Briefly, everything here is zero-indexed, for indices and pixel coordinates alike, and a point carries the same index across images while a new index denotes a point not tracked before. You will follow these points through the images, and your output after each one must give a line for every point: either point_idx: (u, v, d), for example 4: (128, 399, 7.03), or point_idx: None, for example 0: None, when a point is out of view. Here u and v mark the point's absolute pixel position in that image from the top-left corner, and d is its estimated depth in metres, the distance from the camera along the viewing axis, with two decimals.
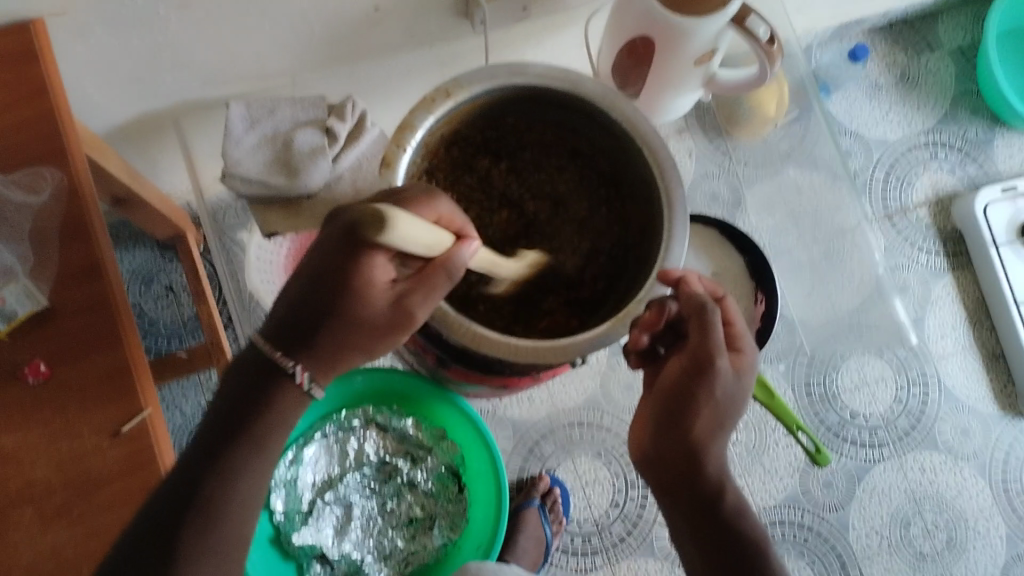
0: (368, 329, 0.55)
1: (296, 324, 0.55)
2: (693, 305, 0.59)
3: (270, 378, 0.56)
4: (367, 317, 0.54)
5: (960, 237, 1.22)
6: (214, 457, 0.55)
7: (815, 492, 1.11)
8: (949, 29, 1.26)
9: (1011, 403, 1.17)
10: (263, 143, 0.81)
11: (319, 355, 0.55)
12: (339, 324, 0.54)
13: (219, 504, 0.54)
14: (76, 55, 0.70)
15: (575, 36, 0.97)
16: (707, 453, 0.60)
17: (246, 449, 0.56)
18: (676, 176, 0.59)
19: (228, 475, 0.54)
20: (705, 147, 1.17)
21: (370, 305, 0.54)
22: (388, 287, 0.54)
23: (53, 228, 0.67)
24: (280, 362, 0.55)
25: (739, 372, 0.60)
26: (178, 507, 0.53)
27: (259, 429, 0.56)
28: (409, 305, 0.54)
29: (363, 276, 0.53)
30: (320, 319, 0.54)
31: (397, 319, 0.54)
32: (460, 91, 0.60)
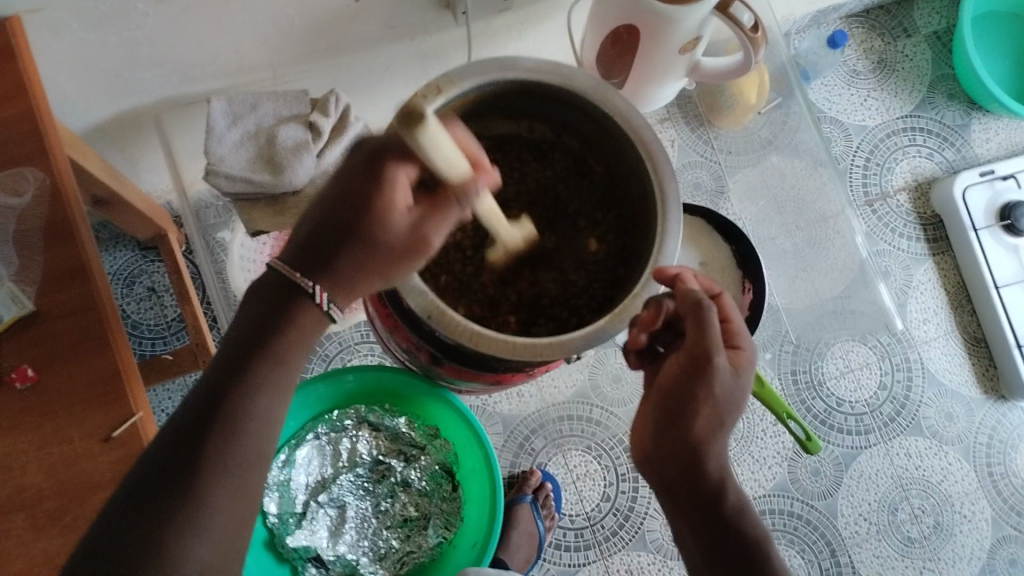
0: (388, 257, 0.53)
1: (310, 243, 0.53)
2: (689, 303, 0.58)
3: (290, 296, 0.54)
4: (384, 242, 0.52)
5: (940, 222, 1.22)
6: (233, 379, 0.53)
7: (803, 479, 1.12)
8: (925, 14, 1.27)
9: (993, 386, 1.18)
10: (245, 139, 0.80)
11: (337, 281, 0.53)
12: (357, 246, 0.52)
13: (242, 427, 0.52)
14: (52, 52, 0.68)
15: (557, 25, 0.96)
16: (708, 450, 0.59)
17: (267, 367, 0.54)
18: (671, 171, 0.59)
19: (250, 392, 0.53)
20: (688, 136, 1.17)
21: (388, 228, 0.52)
22: (406, 213, 0.52)
23: (36, 231, 0.65)
24: (300, 281, 0.53)
25: (737, 372, 0.59)
26: (197, 429, 0.51)
27: (278, 346, 0.54)
28: (426, 226, 0.53)
29: (380, 198, 0.51)
30: (343, 246, 0.52)
31: (414, 244, 0.53)
32: (452, 86, 0.58)
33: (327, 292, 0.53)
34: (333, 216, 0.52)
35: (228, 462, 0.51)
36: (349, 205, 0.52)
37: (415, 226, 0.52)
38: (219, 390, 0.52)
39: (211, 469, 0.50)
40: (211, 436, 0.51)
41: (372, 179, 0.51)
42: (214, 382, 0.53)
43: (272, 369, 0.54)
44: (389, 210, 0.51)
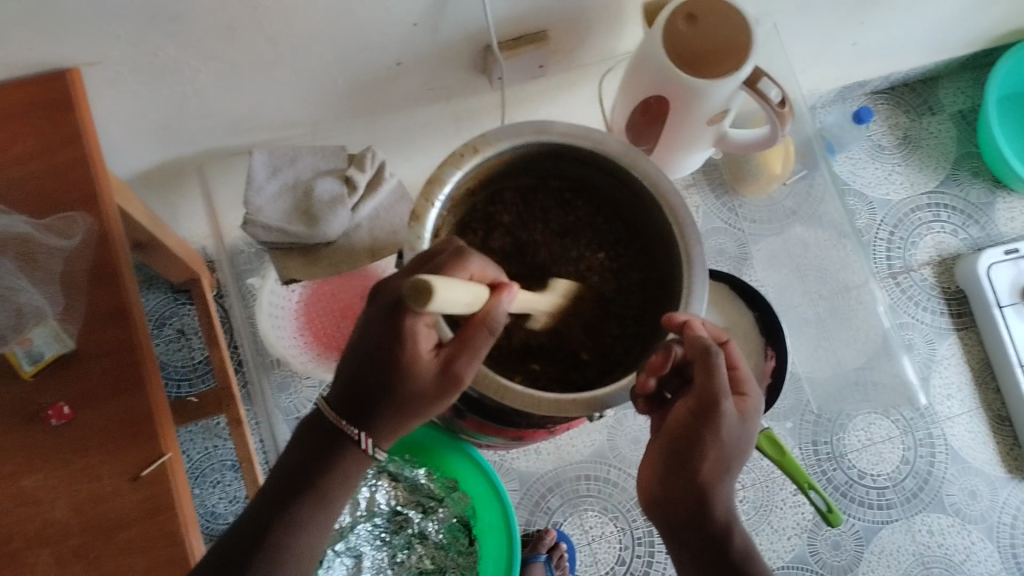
0: (423, 398, 0.56)
1: (349, 393, 0.57)
2: (697, 349, 0.57)
3: (334, 442, 0.58)
4: (415, 386, 0.55)
5: (964, 297, 1.22)
6: (278, 511, 0.57)
7: (823, 552, 1.10)
8: (949, 93, 1.29)
9: (1016, 465, 1.17)
10: (284, 190, 0.83)
11: (375, 420, 0.57)
12: (392, 398, 0.56)
13: (284, 556, 0.57)
14: (107, 102, 0.72)
15: (588, 93, 0.99)
16: (715, 495, 0.58)
17: (312, 504, 0.58)
18: (697, 234, 0.61)
19: (291, 528, 0.57)
20: (713, 203, 1.19)
21: (416, 375, 0.55)
22: (432, 357, 0.55)
23: (82, 272, 0.68)
24: (344, 427, 0.57)
25: (743, 417, 0.59)
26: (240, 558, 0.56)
27: (323, 485, 0.58)
28: (455, 366, 0.54)
29: (404, 350, 0.54)
30: (376, 389, 0.56)
31: (448, 382, 0.55)
32: (487, 148, 0.61)
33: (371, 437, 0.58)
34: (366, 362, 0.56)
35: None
36: (375, 357, 0.55)
37: (443, 368, 0.55)
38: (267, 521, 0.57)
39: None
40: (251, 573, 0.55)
41: (395, 338, 0.54)
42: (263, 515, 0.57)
43: (316, 502, 0.58)
44: (417, 362, 0.55)
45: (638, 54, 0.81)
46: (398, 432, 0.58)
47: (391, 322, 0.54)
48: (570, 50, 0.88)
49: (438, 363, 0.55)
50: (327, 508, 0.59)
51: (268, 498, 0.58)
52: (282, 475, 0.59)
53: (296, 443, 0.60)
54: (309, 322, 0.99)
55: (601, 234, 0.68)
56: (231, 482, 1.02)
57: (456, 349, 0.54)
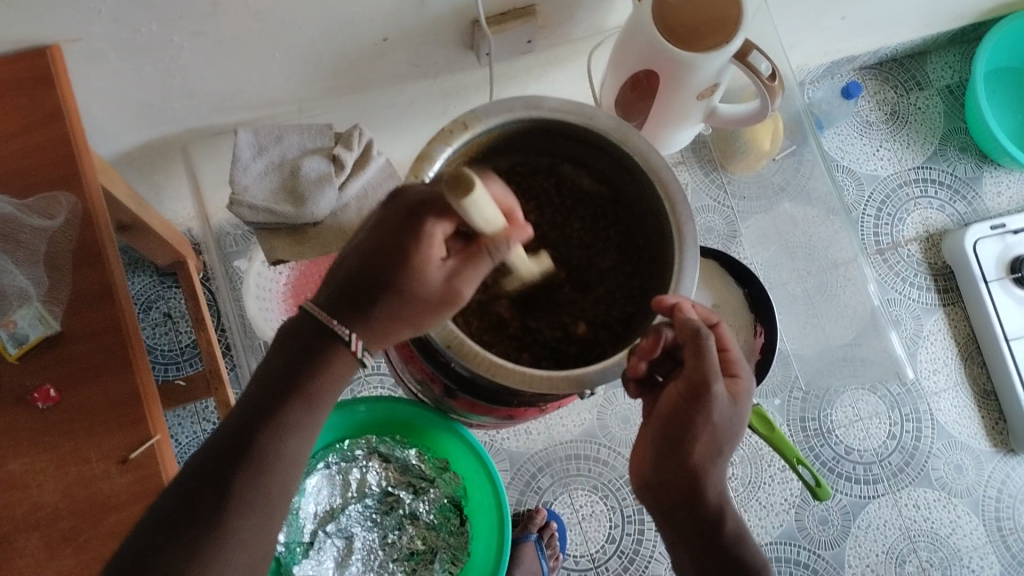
0: (418, 304, 0.53)
1: (347, 293, 0.54)
2: (688, 332, 0.57)
3: (320, 342, 0.54)
4: (421, 291, 0.53)
5: (951, 273, 1.23)
6: (262, 412, 0.54)
7: (811, 528, 1.11)
8: (937, 68, 1.29)
9: (1001, 439, 1.18)
10: (270, 170, 0.82)
11: (371, 326, 0.54)
12: (392, 298, 0.53)
13: (269, 464, 0.53)
14: (88, 80, 0.70)
15: (578, 68, 0.98)
16: (708, 477, 0.58)
17: (296, 406, 0.54)
18: (689, 210, 0.60)
19: (277, 428, 0.53)
20: (702, 180, 1.18)
21: (424, 280, 0.53)
22: (441, 264, 0.53)
23: (66, 252, 0.67)
24: (333, 327, 0.54)
25: (734, 399, 0.59)
26: (221, 466, 0.52)
27: (308, 383, 0.54)
28: (457, 282, 0.54)
29: (418, 251, 0.52)
30: (373, 289, 0.53)
31: (447, 295, 0.54)
32: (477, 123, 0.60)
33: (364, 340, 0.54)
34: (371, 261, 0.53)
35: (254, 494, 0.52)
36: (381, 258, 0.53)
37: (449, 279, 0.53)
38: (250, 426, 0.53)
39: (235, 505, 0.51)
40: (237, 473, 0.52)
41: (408, 234, 0.53)
42: (244, 419, 0.53)
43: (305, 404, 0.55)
44: (426, 264, 0.53)
45: (627, 29, 0.80)
46: (387, 338, 0.55)
47: (409, 225, 0.53)
48: (559, 25, 0.87)
49: (443, 271, 0.53)
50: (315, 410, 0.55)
51: (246, 404, 0.54)
52: (262, 378, 0.55)
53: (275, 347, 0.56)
54: (296, 304, 0.98)
55: (607, 242, 0.67)
56: None
57: (461, 261, 0.54)
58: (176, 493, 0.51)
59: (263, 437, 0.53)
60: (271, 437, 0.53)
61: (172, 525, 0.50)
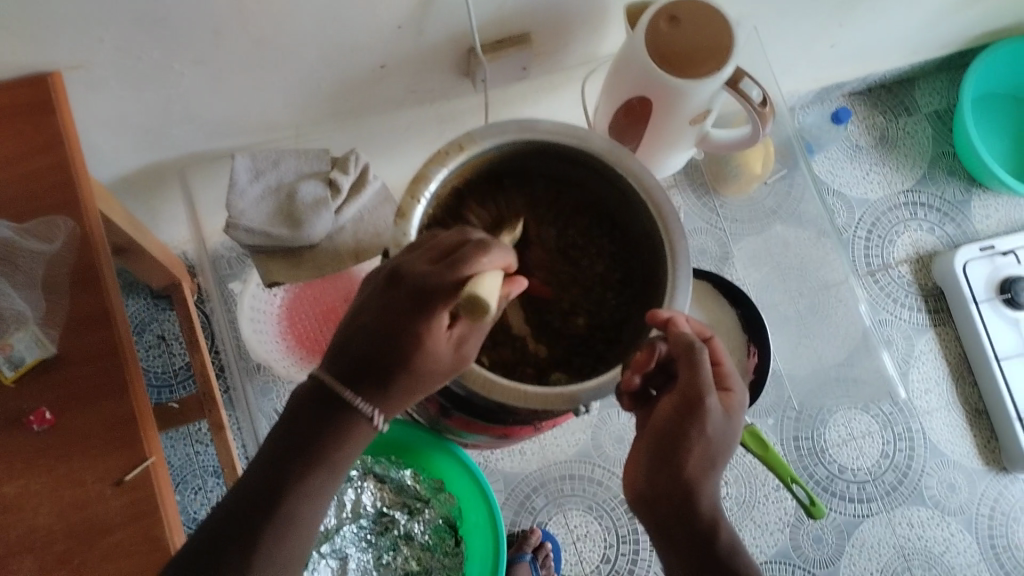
0: (432, 377, 0.54)
1: (356, 367, 0.54)
2: (681, 345, 0.58)
3: (339, 407, 0.54)
4: (432, 365, 0.54)
5: (941, 294, 1.24)
6: (282, 482, 0.54)
7: (806, 548, 1.11)
8: (926, 94, 1.31)
9: (995, 458, 1.18)
10: (267, 194, 0.82)
11: (384, 397, 0.54)
12: (405, 374, 0.53)
13: (289, 531, 0.53)
14: (88, 106, 0.71)
15: (571, 95, 1.00)
16: (702, 490, 0.58)
17: (316, 476, 0.55)
18: (682, 230, 0.61)
19: (298, 497, 0.54)
20: (694, 204, 1.21)
21: (436, 353, 0.53)
22: (448, 336, 0.54)
23: (63, 277, 0.67)
24: (352, 401, 0.54)
25: (727, 412, 0.60)
26: (239, 532, 0.53)
27: (328, 452, 0.55)
28: (465, 348, 0.54)
29: (428, 330, 0.52)
30: (386, 365, 0.53)
31: (456, 363, 0.54)
32: (473, 145, 0.62)
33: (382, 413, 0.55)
34: (385, 339, 0.53)
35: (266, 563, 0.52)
36: (393, 340, 0.53)
37: (457, 349, 0.54)
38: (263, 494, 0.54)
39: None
40: (256, 544, 0.52)
41: (420, 320, 0.52)
42: (259, 487, 0.54)
43: (323, 473, 0.55)
44: (436, 343, 0.53)
45: (620, 57, 0.82)
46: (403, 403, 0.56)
47: (422, 307, 0.52)
48: (552, 53, 0.88)
49: (451, 344, 0.54)
50: (332, 477, 0.56)
51: (262, 469, 0.55)
52: (277, 441, 0.55)
53: (296, 411, 0.56)
54: (291, 325, 0.99)
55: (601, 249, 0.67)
56: (213, 489, 1.01)
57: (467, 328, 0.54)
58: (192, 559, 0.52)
59: (285, 502, 0.53)
60: (293, 504, 0.54)
61: None
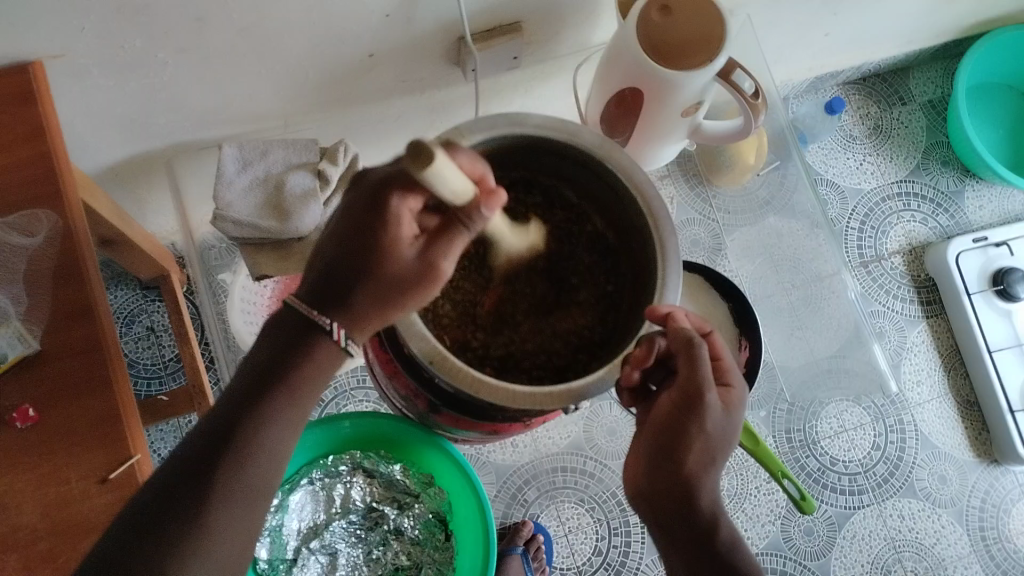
0: (395, 283, 0.52)
1: (319, 284, 0.53)
2: (681, 341, 0.57)
3: (301, 332, 0.53)
4: (396, 273, 0.52)
5: (934, 285, 1.24)
6: (247, 407, 0.53)
7: (797, 539, 1.11)
8: (920, 83, 1.30)
9: (985, 450, 1.19)
10: (254, 186, 0.81)
11: (347, 310, 0.53)
12: (368, 278, 0.52)
13: (249, 455, 0.53)
14: (71, 96, 0.70)
15: (562, 84, 0.99)
16: (701, 487, 0.59)
17: (278, 401, 0.54)
18: (672, 226, 0.60)
19: (260, 424, 0.53)
20: (687, 194, 1.19)
21: (399, 257, 0.51)
22: (412, 242, 0.52)
23: (46, 270, 0.67)
24: (314, 317, 0.53)
25: (726, 408, 0.59)
26: (205, 457, 0.52)
27: (290, 377, 0.54)
28: (433, 256, 0.52)
29: (387, 227, 0.51)
30: (346, 268, 0.52)
31: (425, 272, 0.52)
32: (461, 140, 0.60)
33: (345, 328, 0.53)
34: (349, 246, 0.52)
35: (219, 517, 0.51)
36: (356, 241, 0.52)
37: (424, 254, 0.52)
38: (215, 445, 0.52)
39: (212, 509, 0.51)
40: (219, 471, 0.52)
41: (375, 214, 0.51)
42: (225, 413, 0.53)
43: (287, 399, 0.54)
44: (396, 241, 0.51)
45: (612, 47, 0.81)
46: (372, 326, 0.54)
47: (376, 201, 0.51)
48: (544, 41, 0.87)
49: (416, 247, 0.52)
50: (297, 403, 0.55)
51: (231, 397, 0.54)
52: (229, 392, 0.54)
53: (263, 337, 0.55)
54: None
55: (592, 270, 0.67)
56: None
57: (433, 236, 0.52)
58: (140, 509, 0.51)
59: (248, 427, 0.53)
60: (258, 430, 0.53)
61: (157, 516, 0.50)
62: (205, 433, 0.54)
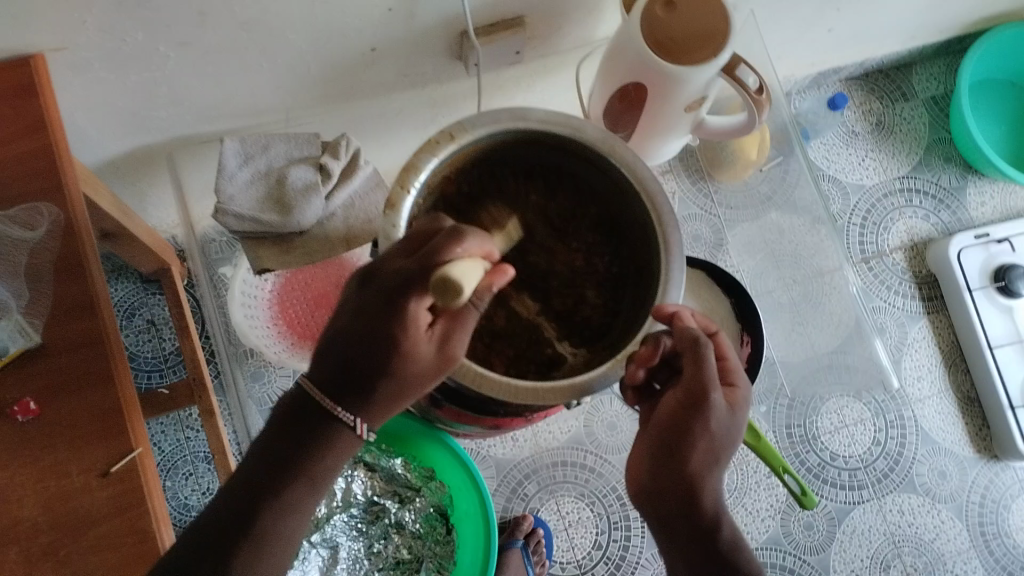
0: (415, 380, 0.55)
1: (337, 376, 0.55)
2: (687, 340, 0.58)
3: (318, 420, 0.56)
4: (414, 369, 0.54)
5: (935, 281, 1.24)
6: (261, 493, 0.56)
7: (796, 534, 1.12)
8: (923, 79, 1.30)
9: (986, 446, 1.19)
10: (256, 179, 0.81)
11: (367, 403, 0.56)
12: (387, 379, 0.54)
13: (263, 541, 0.55)
14: (73, 90, 0.70)
15: (564, 79, 0.99)
16: (706, 489, 0.58)
17: (292, 486, 0.56)
18: (675, 221, 0.60)
19: (272, 511, 0.56)
20: (689, 189, 1.20)
21: (417, 354, 0.54)
22: (429, 335, 0.54)
23: (46, 264, 0.66)
24: (336, 413, 0.56)
25: (732, 408, 0.60)
26: (222, 541, 0.55)
27: (306, 466, 0.56)
28: (450, 347, 0.54)
29: (404, 331, 0.53)
30: (362, 361, 0.54)
31: (443, 362, 0.54)
32: (464, 134, 0.60)
33: (366, 421, 0.56)
34: (361, 345, 0.54)
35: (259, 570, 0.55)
36: (371, 343, 0.54)
37: (440, 350, 0.54)
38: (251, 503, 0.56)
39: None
40: (235, 554, 0.54)
41: (394, 319, 0.53)
42: (240, 498, 0.56)
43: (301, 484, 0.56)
44: (414, 342, 0.54)
45: (614, 42, 0.80)
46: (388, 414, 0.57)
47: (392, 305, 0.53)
48: (547, 36, 0.87)
49: (434, 340, 0.54)
50: (311, 488, 0.57)
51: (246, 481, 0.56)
52: (256, 456, 0.57)
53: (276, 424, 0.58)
54: (284, 311, 0.98)
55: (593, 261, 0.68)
56: (205, 473, 1.01)
57: (449, 323, 0.55)
58: (181, 568, 0.54)
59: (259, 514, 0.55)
60: (270, 515, 0.56)
61: None
62: (217, 519, 0.56)
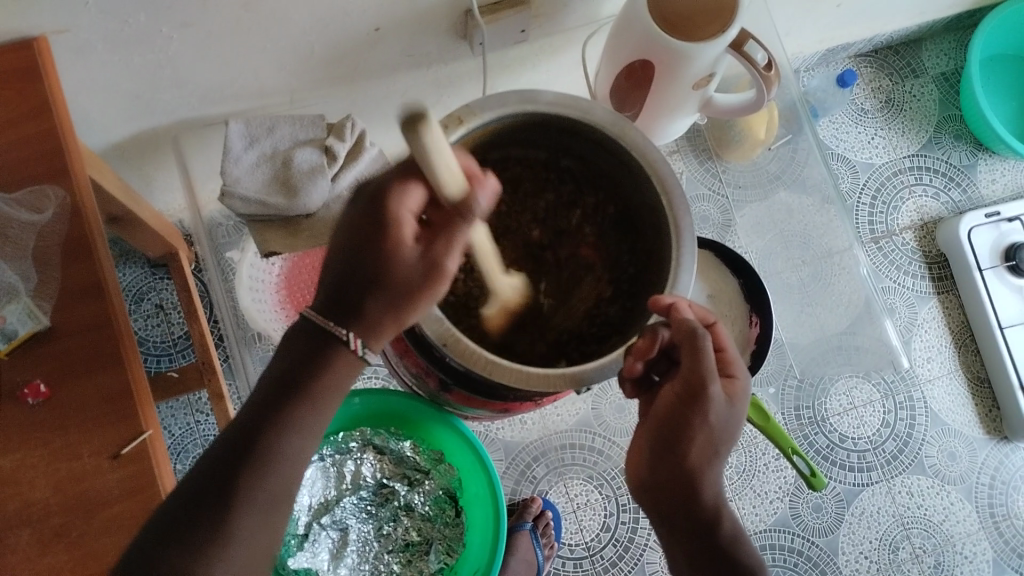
0: (405, 291, 0.52)
1: (333, 294, 0.53)
2: (683, 332, 0.56)
3: (322, 342, 0.54)
4: (399, 278, 0.51)
5: (945, 261, 1.23)
6: (266, 417, 0.54)
7: (805, 516, 1.12)
8: (933, 56, 1.29)
9: (995, 427, 1.18)
10: (262, 161, 0.81)
11: (362, 323, 0.53)
12: (379, 292, 0.51)
13: (267, 468, 0.54)
14: (76, 72, 0.69)
15: (571, 58, 0.98)
16: (703, 479, 0.59)
17: (297, 409, 0.55)
18: (686, 204, 0.59)
19: (276, 432, 0.54)
20: (696, 168, 1.18)
21: (401, 258, 0.51)
22: (415, 244, 0.51)
23: (54, 247, 0.66)
24: (330, 328, 0.53)
25: (730, 400, 0.59)
26: (227, 468, 0.53)
27: (308, 387, 0.55)
28: (438, 256, 0.51)
29: (390, 234, 0.50)
30: (353, 271, 0.52)
31: (432, 272, 0.52)
32: (472, 118, 0.59)
33: (362, 338, 0.53)
34: (349, 257, 0.52)
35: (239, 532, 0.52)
36: (358, 252, 0.51)
37: (430, 257, 0.51)
38: (235, 460, 0.54)
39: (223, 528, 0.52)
40: (238, 482, 0.53)
41: (378, 224, 0.50)
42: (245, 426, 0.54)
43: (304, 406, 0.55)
44: (400, 246, 0.51)
45: (621, 19, 0.80)
46: (387, 331, 0.54)
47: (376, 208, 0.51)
48: (553, 14, 0.86)
49: (420, 249, 0.51)
50: (316, 413, 0.55)
51: (253, 406, 0.55)
52: (264, 385, 0.56)
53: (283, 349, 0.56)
54: (291, 296, 0.98)
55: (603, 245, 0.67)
56: None
57: (438, 232, 0.52)
58: (186, 499, 0.53)
59: (264, 436, 0.54)
60: (275, 438, 0.54)
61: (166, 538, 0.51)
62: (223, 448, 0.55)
